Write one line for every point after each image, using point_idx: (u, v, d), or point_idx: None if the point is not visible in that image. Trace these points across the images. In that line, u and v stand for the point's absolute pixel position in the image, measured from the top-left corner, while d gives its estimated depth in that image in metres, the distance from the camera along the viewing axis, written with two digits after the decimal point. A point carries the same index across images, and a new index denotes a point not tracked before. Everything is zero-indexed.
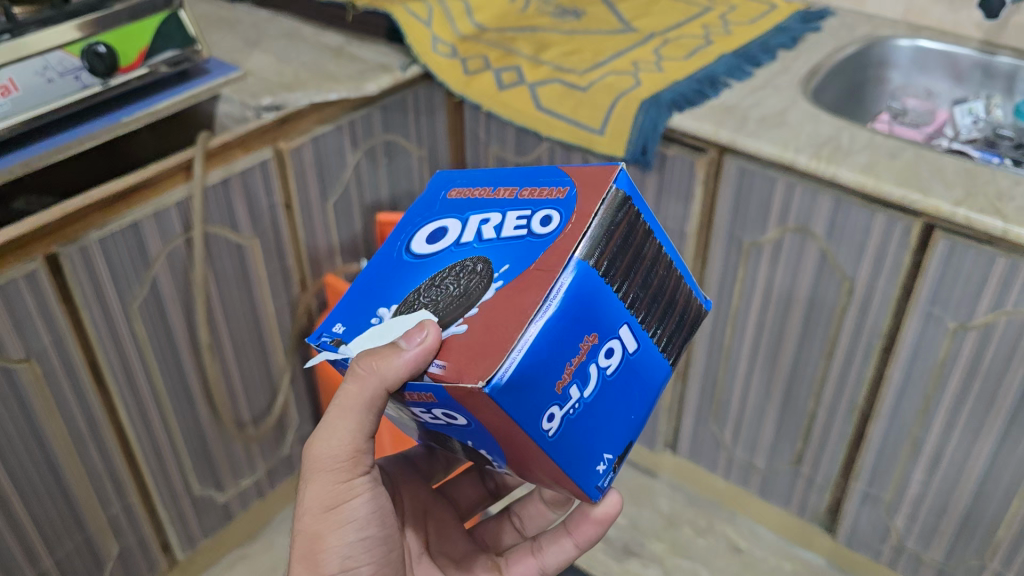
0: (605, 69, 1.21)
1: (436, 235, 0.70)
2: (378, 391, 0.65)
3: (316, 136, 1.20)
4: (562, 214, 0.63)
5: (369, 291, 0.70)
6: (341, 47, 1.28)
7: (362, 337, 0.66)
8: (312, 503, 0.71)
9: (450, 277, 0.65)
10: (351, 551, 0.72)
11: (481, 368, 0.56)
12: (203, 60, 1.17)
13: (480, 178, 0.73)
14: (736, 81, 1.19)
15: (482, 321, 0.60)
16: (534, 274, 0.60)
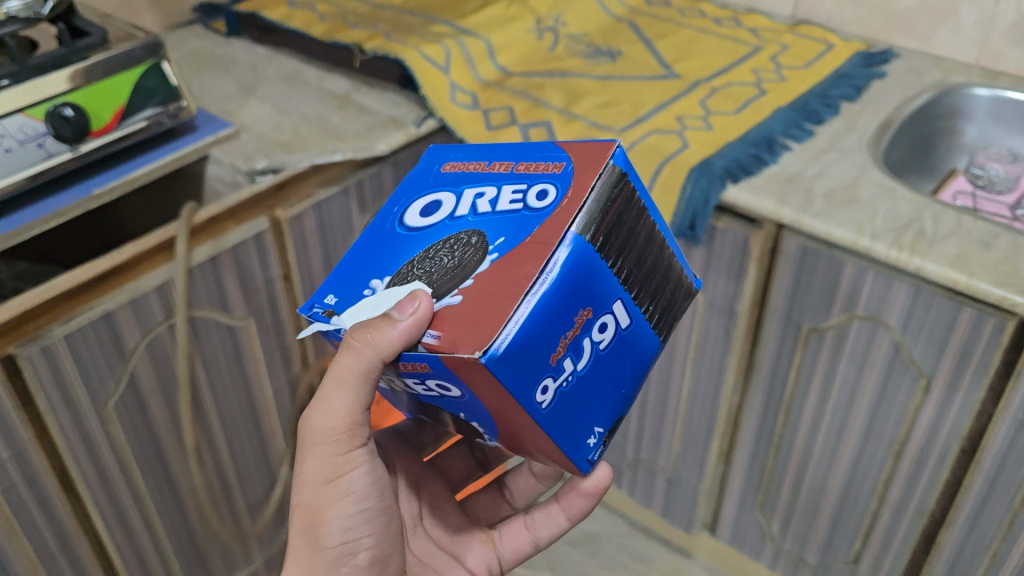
0: (645, 127, 1.07)
1: (429, 209, 0.69)
2: (376, 365, 0.61)
3: (318, 201, 1.06)
4: (559, 186, 0.62)
5: (363, 263, 0.68)
6: (347, 94, 1.14)
7: (355, 310, 0.63)
8: (312, 475, 0.69)
9: (444, 249, 0.63)
10: (351, 524, 0.70)
11: (478, 337, 0.54)
12: (189, 116, 1.03)
13: (475, 156, 0.71)
14: (795, 143, 1.05)
15: (478, 292, 0.58)
16: (531, 247, 0.58)
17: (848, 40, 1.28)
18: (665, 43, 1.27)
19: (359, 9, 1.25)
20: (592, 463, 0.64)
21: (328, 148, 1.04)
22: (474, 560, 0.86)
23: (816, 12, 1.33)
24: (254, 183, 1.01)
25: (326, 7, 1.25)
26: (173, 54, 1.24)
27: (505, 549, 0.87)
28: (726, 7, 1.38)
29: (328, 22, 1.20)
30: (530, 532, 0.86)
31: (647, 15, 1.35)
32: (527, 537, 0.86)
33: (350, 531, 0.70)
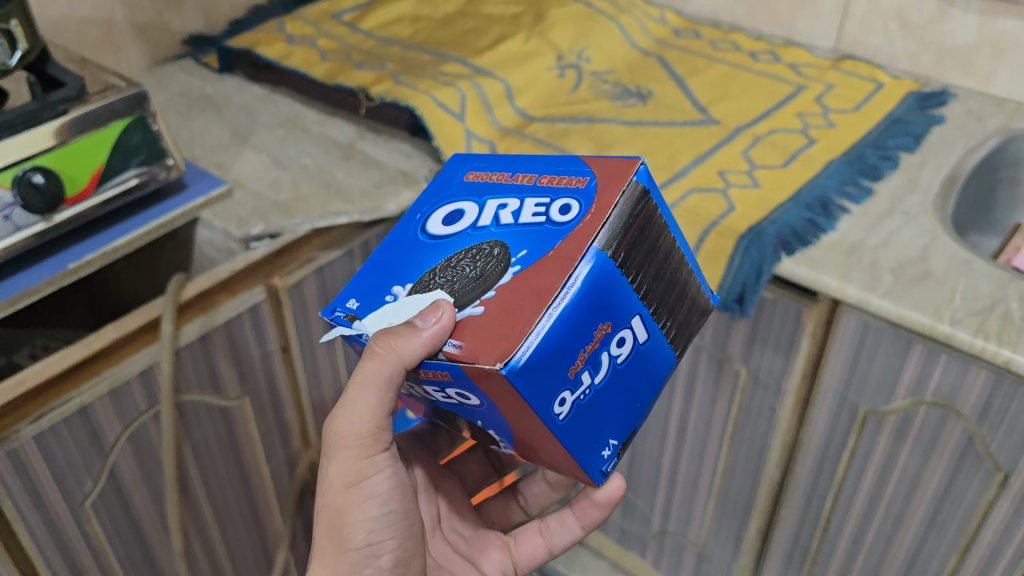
0: (684, 185, 0.96)
1: (449, 219, 0.67)
2: (398, 373, 0.60)
3: (320, 266, 0.95)
4: (582, 201, 0.61)
5: (382, 269, 0.66)
6: (353, 143, 1.02)
7: (377, 316, 0.62)
8: (338, 476, 0.68)
9: (466, 259, 0.62)
10: (372, 526, 0.70)
11: (501, 348, 0.53)
12: (178, 175, 0.92)
13: (499, 167, 0.69)
14: (852, 204, 0.94)
15: (500, 304, 0.56)
16: (551, 262, 0.57)
17: (898, 78, 1.18)
18: (699, 81, 1.16)
19: (365, 45, 1.14)
20: (605, 474, 0.62)
21: (333, 208, 0.93)
22: (489, 565, 0.86)
23: (861, 46, 1.23)
24: (250, 251, 0.90)
25: (330, 42, 1.14)
26: (160, 94, 1.13)
27: (519, 554, 0.88)
28: (762, 39, 1.28)
29: (331, 62, 1.09)
30: (544, 540, 0.87)
31: (677, 48, 1.25)
32: (540, 544, 0.87)
33: (372, 532, 0.70)
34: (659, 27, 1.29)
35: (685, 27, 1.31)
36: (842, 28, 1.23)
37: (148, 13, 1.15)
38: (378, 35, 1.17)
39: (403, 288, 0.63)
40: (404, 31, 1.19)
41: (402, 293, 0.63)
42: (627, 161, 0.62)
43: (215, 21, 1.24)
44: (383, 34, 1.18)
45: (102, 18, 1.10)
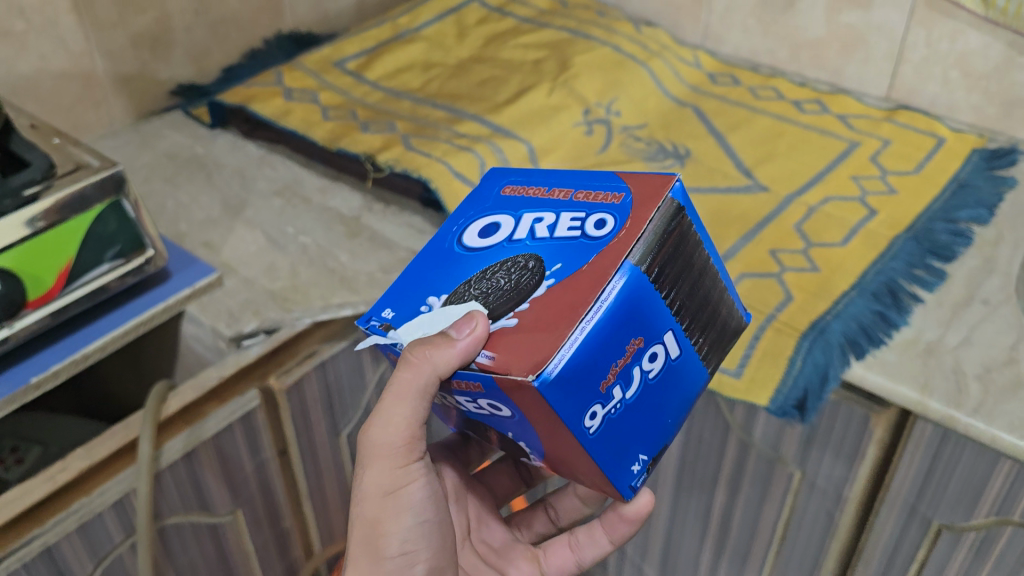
0: (734, 268, 0.85)
1: (483, 231, 0.56)
2: (435, 384, 0.50)
3: (322, 361, 0.84)
4: (618, 215, 0.50)
5: (409, 281, 0.55)
6: (358, 216, 0.91)
7: (412, 325, 0.52)
8: (372, 488, 0.57)
9: (500, 272, 0.52)
10: (409, 538, 0.59)
11: (534, 359, 0.44)
12: (160, 265, 0.81)
13: (540, 177, 0.58)
14: (925, 292, 0.83)
15: (532, 316, 0.47)
16: (582, 277, 0.47)
17: (960, 131, 1.07)
18: (740, 138, 1.06)
19: (372, 100, 1.03)
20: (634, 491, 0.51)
21: (336, 299, 0.82)
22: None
23: (916, 95, 1.12)
24: (243, 351, 0.79)
25: (332, 96, 1.03)
26: (144, 155, 1.02)
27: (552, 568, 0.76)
28: (806, 85, 1.17)
29: (334, 120, 0.98)
30: (578, 552, 0.75)
31: (713, 96, 1.14)
32: (574, 556, 0.75)
33: (409, 547, 0.59)
34: (693, 72, 1.19)
35: (722, 71, 1.20)
36: (896, 73, 1.12)
37: (132, 64, 1.05)
38: (385, 87, 1.06)
39: (437, 298, 0.52)
40: (414, 82, 1.08)
41: (437, 304, 0.52)
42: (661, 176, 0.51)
43: (207, 69, 1.13)
44: (391, 85, 1.07)
45: (80, 72, 1.00)
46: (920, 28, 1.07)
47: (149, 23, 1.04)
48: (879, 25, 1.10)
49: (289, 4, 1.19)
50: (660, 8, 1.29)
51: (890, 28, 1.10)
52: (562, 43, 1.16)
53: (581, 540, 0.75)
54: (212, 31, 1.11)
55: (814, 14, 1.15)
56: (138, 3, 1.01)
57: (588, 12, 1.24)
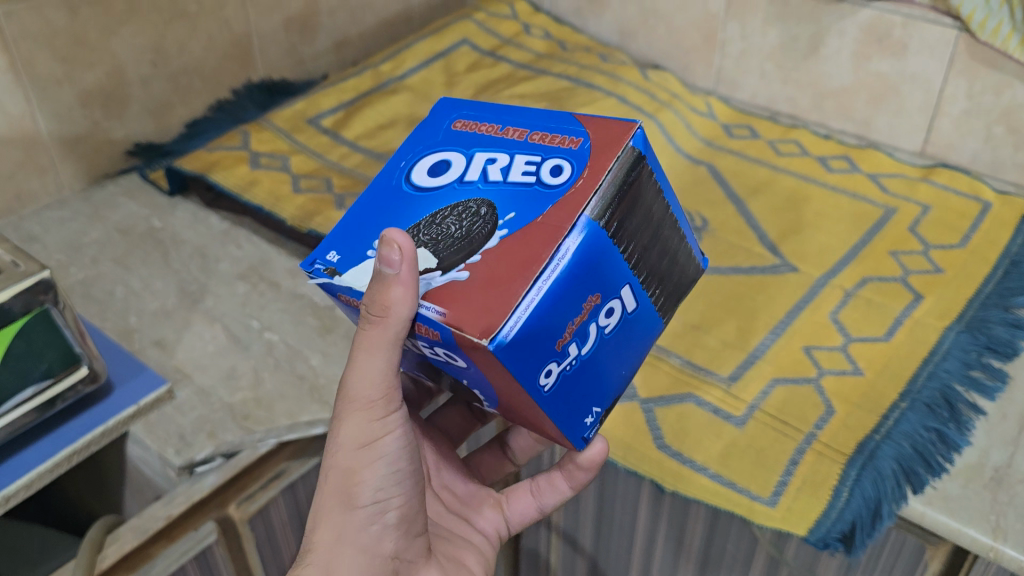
0: (764, 372, 0.74)
1: (428, 172, 0.47)
2: (404, 326, 0.41)
3: (290, 482, 0.73)
4: (577, 161, 0.43)
5: (349, 225, 0.46)
6: (333, 306, 0.80)
7: (357, 270, 0.44)
8: (345, 436, 0.46)
9: (450, 218, 0.44)
10: (386, 489, 0.47)
11: (486, 318, 0.38)
12: (98, 382, 0.68)
13: (492, 111, 0.49)
14: (987, 401, 0.72)
15: (488, 265, 0.40)
16: (536, 232, 0.40)
17: (1005, 193, 0.96)
18: (762, 203, 0.95)
19: (349, 164, 0.94)
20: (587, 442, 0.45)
21: (304, 416, 0.70)
22: (484, 526, 0.60)
23: (955, 150, 1.02)
24: (196, 482, 0.66)
25: (305, 160, 0.94)
26: (94, 230, 0.90)
27: (516, 518, 0.62)
28: (831, 138, 1.06)
29: (305, 193, 0.89)
30: (541, 501, 0.62)
31: (730, 151, 1.03)
32: (536, 503, 0.62)
33: (386, 503, 0.48)
34: (706, 124, 1.08)
35: (738, 122, 1.09)
36: (932, 127, 1.02)
37: (82, 124, 0.93)
38: (365, 148, 0.97)
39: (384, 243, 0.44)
40: (398, 141, 0.98)
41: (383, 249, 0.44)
42: (622, 122, 0.44)
43: (169, 125, 1.02)
44: (372, 144, 0.97)
45: (21, 136, 0.87)
46: (960, 78, 0.97)
47: (101, 79, 0.92)
48: (913, 74, 1.00)
49: (260, 50, 1.08)
50: (668, 49, 1.18)
51: (926, 78, 0.99)
52: (561, 94, 1.05)
53: (547, 488, 0.61)
54: (173, 84, 1.00)
55: (840, 60, 1.04)
56: (87, 57, 0.90)
57: (590, 57, 1.14)
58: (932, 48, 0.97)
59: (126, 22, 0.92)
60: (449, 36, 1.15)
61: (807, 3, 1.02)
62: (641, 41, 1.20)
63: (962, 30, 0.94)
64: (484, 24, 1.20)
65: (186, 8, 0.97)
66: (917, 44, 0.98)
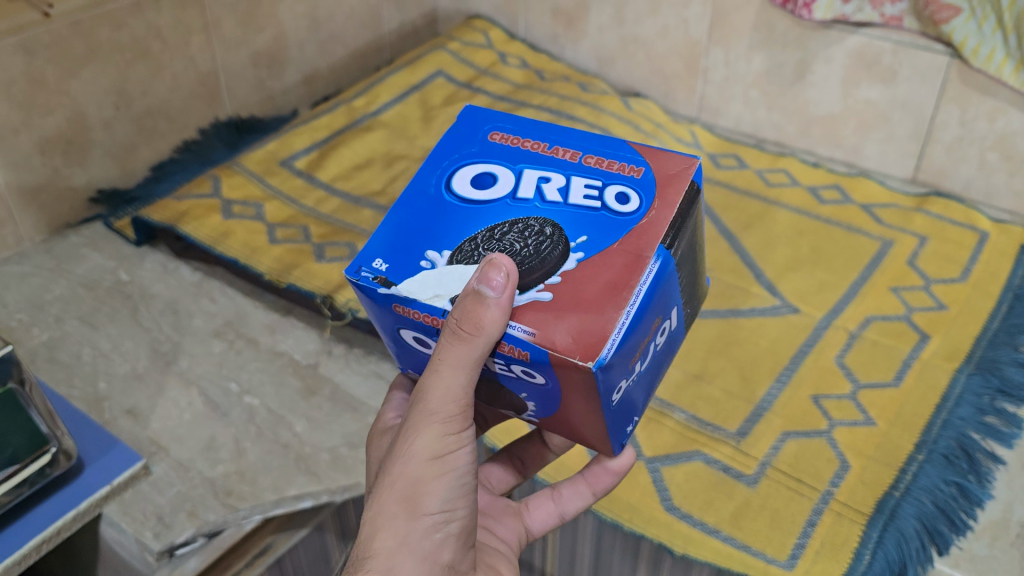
0: (774, 426, 0.72)
1: (471, 183, 0.45)
2: (489, 347, 0.38)
3: (279, 556, 0.67)
4: (643, 191, 0.43)
5: (392, 230, 0.43)
6: (315, 364, 0.76)
7: (413, 281, 0.40)
8: (415, 446, 0.41)
9: (510, 233, 0.42)
10: (455, 503, 0.42)
11: (584, 341, 0.37)
12: (68, 462, 0.62)
13: (532, 128, 0.47)
14: (1004, 449, 0.71)
15: (570, 288, 0.39)
16: (616, 258, 0.40)
17: (1001, 222, 0.95)
18: (756, 239, 0.92)
19: (326, 210, 0.91)
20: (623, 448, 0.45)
21: (291, 490, 0.65)
22: (505, 535, 0.52)
23: (947, 177, 1.00)
24: (176, 567, 0.61)
25: (280, 207, 0.91)
26: (57, 285, 0.84)
27: (536, 528, 0.54)
28: (821, 166, 1.04)
29: (282, 243, 0.86)
30: (563, 508, 0.54)
31: (719, 183, 1.00)
32: (557, 510, 0.55)
33: (453, 521, 0.42)
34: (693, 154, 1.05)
35: (725, 151, 1.06)
36: (923, 154, 1.00)
37: (41, 173, 0.87)
38: (342, 190, 0.94)
39: (440, 255, 0.41)
40: (376, 182, 0.95)
41: (438, 262, 0.41)
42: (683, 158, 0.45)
43: (133, 168, 0.96)
44: (348, 187, 0.95)
45: None
46: (952, 106, 0.95)
47: (61, 124, 0.87)
48: (904, 101, 0.98)
49: (227, 88, 1.03)
50: (648, 77, 1.15)
51: (917, 105, 0.97)
52: None
53: (569, 490, 0.54)
54: (137, 126, 0.95)
55: (827, 87, 1.02)
56: (45, 103, 0.84)
57: (570, 87, 1.11)
58: (924, 74, 0.95)
59: (86, 64, 0.87)
60: (423, 68, 1.12)
61: (792, 30, 1.00)
62: (620, 68, 1.17)
63: (953, 57, 0.92)
64: (458, 53, 1.16)
65: (148, 47, 0.92)
66: (907, 71, 0.95)
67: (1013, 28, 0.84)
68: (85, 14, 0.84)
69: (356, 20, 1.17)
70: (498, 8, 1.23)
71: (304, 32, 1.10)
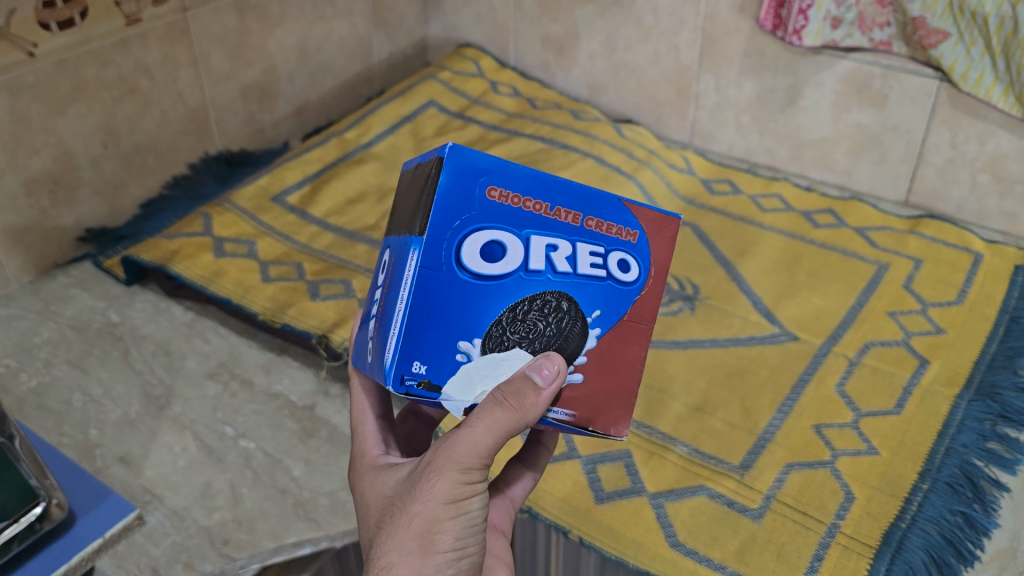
0: (777, 457, 0.71)
1: (480, 254, 0.40)
2: (526, 420, 0.40)
3: None
4: (641, 258, 0.45)
5: (417, 326, 0.40)
6: (312, 405, 0.75)
7: (458, 380, 0.41)
8: (434, 488, 0.40)
9: (532, 314, 0.42)
10: (465, 543, 0.41)
11: (617, 419, 0.45)
12: (59, 515, 0.57)
13: (528, 177, 0.41)
14: (1008, 476, 0.71)
15: (595, 364, 0.44)
16: (629, 327, 0.45)
17: (994, 243, 0.95)
18: (752, 266, 0.92)
19: (320, 246, 0.91)
20: None
21: (289, 537, 0.63)
22: (499, 519, 0.50)
23: (940, 200, 1.00)
24: None
25: (272, 245, 0.91)
26: (46, 328, 0.82)
27: (521, 497, 0.52)
28: (813, 190, 1.04)
29: (276, 281, 0.86)
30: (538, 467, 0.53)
31: (713, 210, 1.00)
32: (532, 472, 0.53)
33: (462, 561, 0.41)
34: (686, 181, 1.05)
35: (717, 176, 1.06)
36: (915, 177, 1.00)
37: (28, 214, 0.86)
38: (336, 226, 0.94)
39: (474, 346, 0.41)
40: (369, 217, 0.96)
41: (474, 352, 0.41)
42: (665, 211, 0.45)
43: (121, 207, 0.95)
44: (342, 222, 0.95)
45: None
46: (943, 128, 0.95)
47: (47, 164, 0.85)
48: (895, 125, 0.98)
49: (217, 122, 1.03)
50: (640, 103, 1.15)
51: (908, 129, 0.97)
52: (538, 157, 1.02)
53: (543, 451, 0.54)
54: (126, 163, 0.93)
55: (819, 111, 1.02)
56: (31, 142, 0.83)
57: (562, 116, 1.12)
58: (913, 98, 0.95)
59: (73, 102, 0.86)
60: (414, 99, 1.12)
61: (782, 55, 1.00)
62: (611, 95, 1.17)
63: (943, 80, 0.92)
64: (449, 83, 1.16)
65: (136, 84, 0.91)
66: (897, 95, 0.96)
67: (1002, 51, 0.84)
68: (71, 52, 0.84)
69: (346, 51, 1.17)
70: (487, 36, 1.23)
71: (295, 64, 1.10)
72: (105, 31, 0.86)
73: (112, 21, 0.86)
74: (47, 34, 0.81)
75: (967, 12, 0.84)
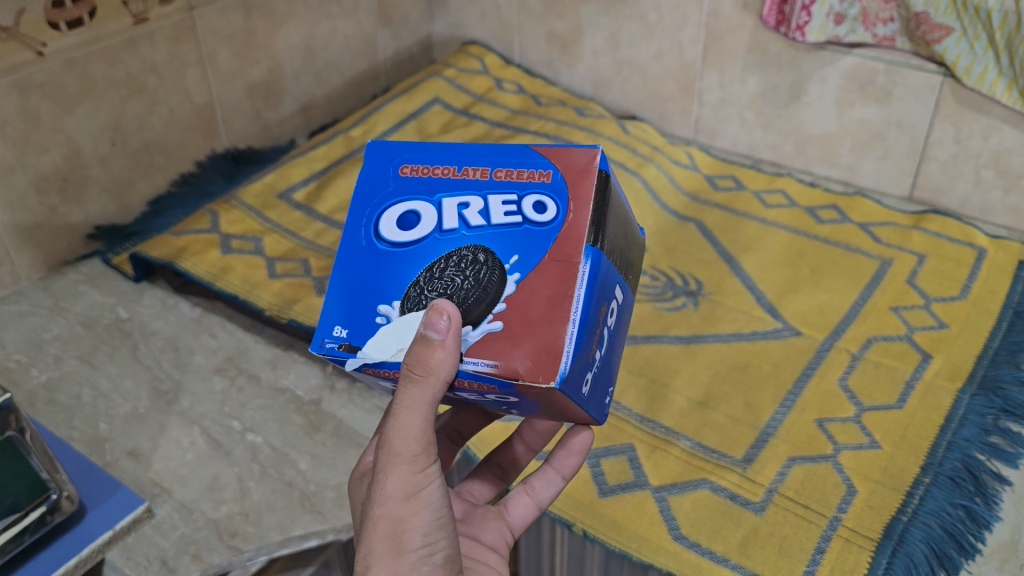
0: (779, 451, 0.72)
1: (397, 224, 0.44)
2: (443, 385, 0.39)
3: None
4: (558, 196, 0.43)
5: (340, 295, 0.43)
6: (318, 400, 0.76)
7: (375, 341, 0.41)
8: (387, 487, 0.40)
9: (448, 269, 0.42)
10: (435, 535, 0.41)
11: (544, 361, 0.38)
12: (68, 507, 0.58)
13: (434, 152, 0.46)
14: (1010, 469, 0.71)
15: (516, 312, 0.40)
16: (554, 266, 0.41)
17: (998, 238, 0.95)
18: (756, 261, 0.93)
19: (326, 242, 0.92)
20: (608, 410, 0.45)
21: (296, 529, 0.64)
22: (493, 540, 0.50)
23: (943, 195, 1.00)
24: None
25: (279, 241, 0.92)
26: (56, 324, 0.83)
27: (518, 526, 0.53)
28: (818, 185, 1.04)
29: (282, 277, 0.86)
30: (539, 497, 0.53)
31: (716, 206, 1.01)
32: (532, 501, 0.53)
33: (436, 553, 0.41)
34: (690, 177, 1.06)
35: (721, 172, 1.07)
36: (919, 172, 1.00)
37: (38, 212, 0.87)
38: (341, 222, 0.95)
39: (392, 307, 0.42)
40: None
41: (393, 313, 0.42)
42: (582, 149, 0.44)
43: (130, 204, 0.96)
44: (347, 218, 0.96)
45: None
46: (947, 124, 0.95)
47: (57, 162, 0.86)
48: (899, 120, 0.98)
49: (223, 120, 1.03)
50: (644, 99, 1.15)
51: (912, 125, 0.98)
52: None
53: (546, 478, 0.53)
54: (134, 161, 0.94)
55: (822, 107, 1.02)
56: (41, 141, 0.84)
57: (566, 112, 1.12)
58: (916, 93, 0.95)
59: (81, 101, 0.86)
60: (418, 96, 1.12)
61: (786, 51, 1.00)
62: (616, 91, 1.17)
63: (946, 76, 0.92)
64: (454, 80, 1.17)
65: (143, 82, 0.92)
66: (901, 90, 0.96)
67: (1005, 46, 0.85)
68: (80, 51, 0.85)
69: (352, 49, 1.17)
70: (493, 34, 1.24)
71: (301, 62, 1.11)
72: (112, 30, 0.87)
73: (119, 20, 0.87)
74: (56, 34, 0.82)
75: (970, 7, 0.84)
